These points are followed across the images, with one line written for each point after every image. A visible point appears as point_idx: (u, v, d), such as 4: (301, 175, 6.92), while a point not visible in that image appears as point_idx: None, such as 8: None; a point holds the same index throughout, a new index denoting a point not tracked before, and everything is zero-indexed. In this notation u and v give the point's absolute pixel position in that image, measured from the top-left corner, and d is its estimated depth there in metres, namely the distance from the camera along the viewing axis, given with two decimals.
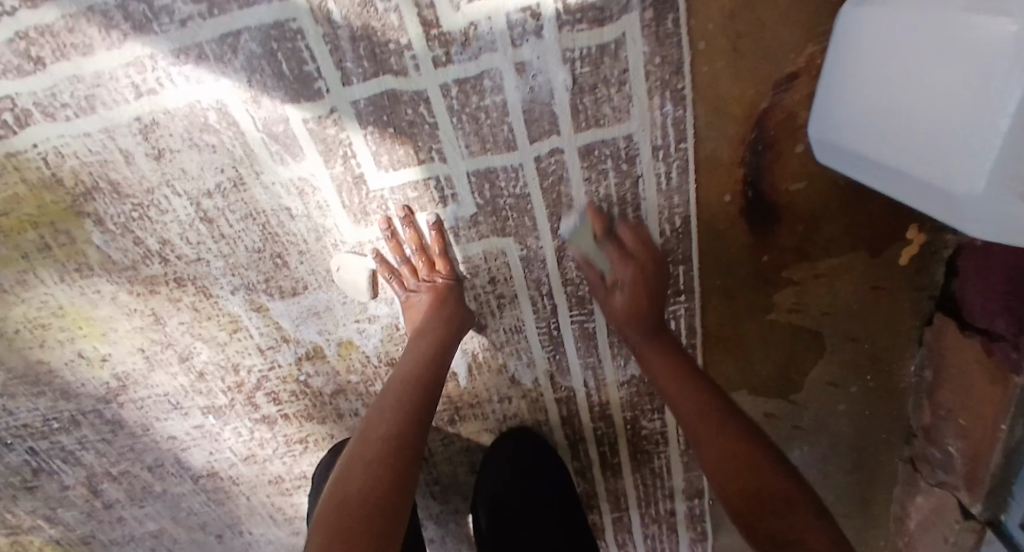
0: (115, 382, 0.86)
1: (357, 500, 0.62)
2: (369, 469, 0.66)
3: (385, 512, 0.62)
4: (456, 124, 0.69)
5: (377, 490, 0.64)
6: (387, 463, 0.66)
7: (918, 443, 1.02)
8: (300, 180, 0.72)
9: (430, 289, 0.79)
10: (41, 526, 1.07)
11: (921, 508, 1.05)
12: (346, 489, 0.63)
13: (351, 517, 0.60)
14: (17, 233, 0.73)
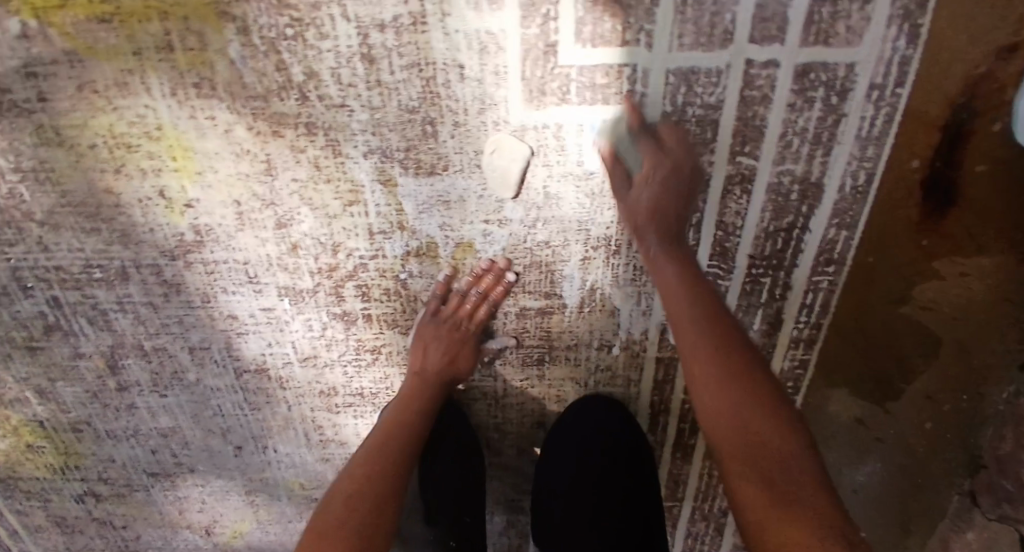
0: (191, 236, 0.74)
1: (359, 498, 0.67)
2: (366, 491, 0.68)
3: (378, 498, 0.67)
4: (681, 7, 0.61)
5: (371, 476, 0.70)
6: (391, 429, 0.76)
7: (985, 476, 0.94)
8: (488, 35, 0.63)
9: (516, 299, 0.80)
10: (28, 402, 0.90)
11: (969, 545, 0.97)
12: (347, 477, 0.70)
13: (352, 488, 0.68)
14: (137, 20, 0.60)
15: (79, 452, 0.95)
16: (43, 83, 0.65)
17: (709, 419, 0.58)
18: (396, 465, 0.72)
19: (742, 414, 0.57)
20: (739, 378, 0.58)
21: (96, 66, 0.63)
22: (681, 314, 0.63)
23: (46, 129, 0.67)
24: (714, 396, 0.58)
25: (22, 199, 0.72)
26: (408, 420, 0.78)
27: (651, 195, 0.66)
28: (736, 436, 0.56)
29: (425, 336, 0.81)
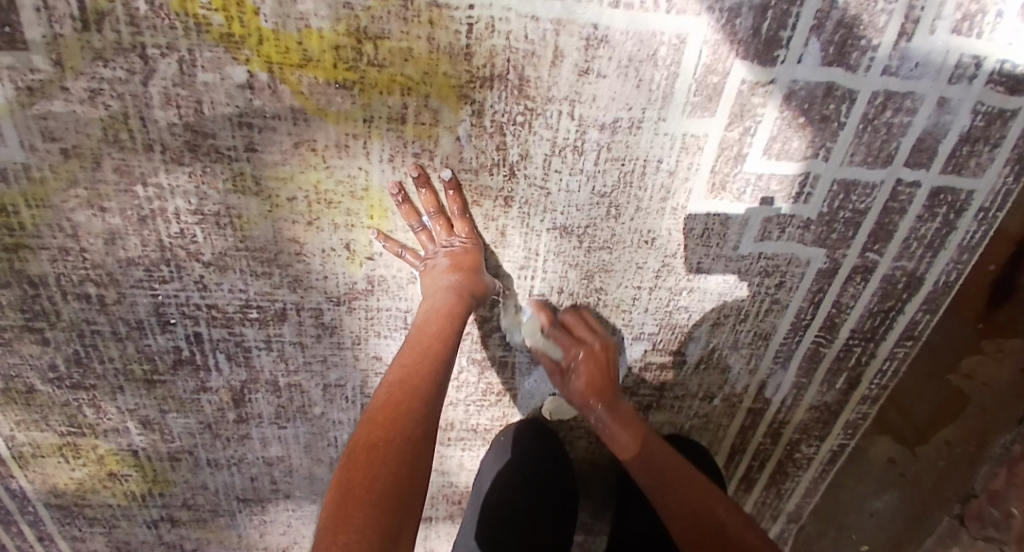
0: (362, 285, 0.75)
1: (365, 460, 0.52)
2: (377, 452, 0.52)
3: (414, 428, 0.55)
4: (857, 132, 0.71)
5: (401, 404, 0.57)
6: (412, 376, 0.60)
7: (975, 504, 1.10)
8: (693, 138, 0.69)
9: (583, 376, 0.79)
10: (127, 431, 0.87)
11: None
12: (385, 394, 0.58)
13: (381, 419, 0.55)
14: (377, 91, 0.61)
15: (169, 479, 0.94)
16: (255, 134, 0.62)
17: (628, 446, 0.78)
18: (426, 395, 0.58)
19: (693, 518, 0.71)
20: (691, 485, 0.74)
21: (321, 127, 0.63)
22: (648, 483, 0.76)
23: (245, 178, 0.65)
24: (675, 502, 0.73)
25: (193, 240, 0.69)
26: (430, 340, 0.64)
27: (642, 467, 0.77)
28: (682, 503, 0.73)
29: (457, 286, 0.68)
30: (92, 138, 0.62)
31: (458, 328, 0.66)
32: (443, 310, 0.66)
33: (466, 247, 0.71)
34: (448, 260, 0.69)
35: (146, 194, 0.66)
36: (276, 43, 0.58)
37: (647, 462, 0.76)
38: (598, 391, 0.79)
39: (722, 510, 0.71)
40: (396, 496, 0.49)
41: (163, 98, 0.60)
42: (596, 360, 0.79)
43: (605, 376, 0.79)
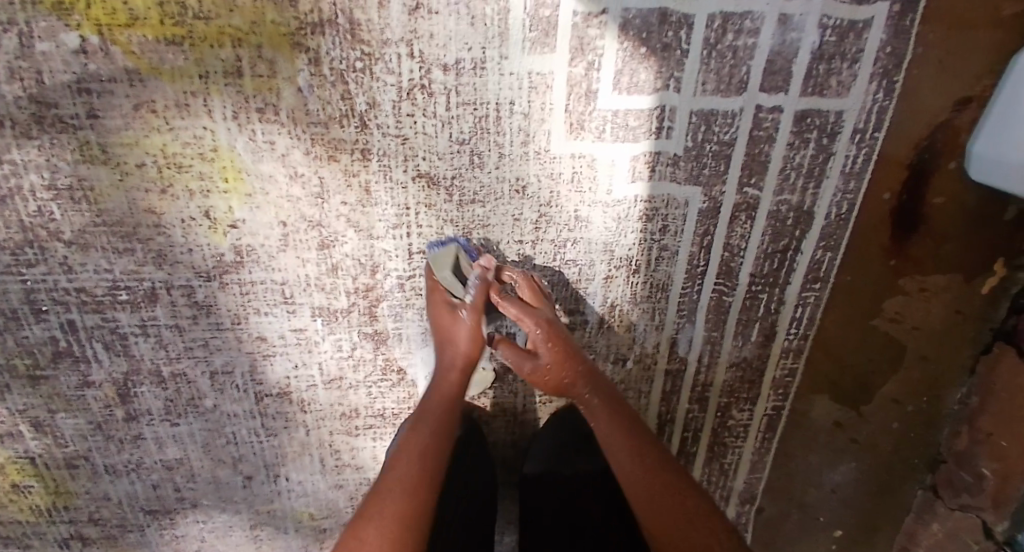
0: (230, 257, 0.75)
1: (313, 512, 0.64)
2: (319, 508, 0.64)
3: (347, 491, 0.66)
4: (704, 58, 0.71)
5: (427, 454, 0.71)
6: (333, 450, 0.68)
7: (945, 469, 1.06)
8: (539, 77, 0.70)
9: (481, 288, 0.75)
10: (21, 436, 0.84)
11: (932, 532, 1.09)
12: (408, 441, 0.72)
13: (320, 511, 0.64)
14: (209, 45, 0.63)
15: (71, 491, 0.90)
16: (94, 100, 0.65)
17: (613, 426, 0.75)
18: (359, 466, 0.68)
19: (674, 521, 0.68)
20: (635, 446, 0.73)
21: (157, 86, 0.65)
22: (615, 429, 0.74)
23: (91, 147, 0.67)
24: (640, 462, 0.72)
25: (52, 217, 0.70)
26: (437, 414, 0.75)
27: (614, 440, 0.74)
28: (670, 488, 0.71)
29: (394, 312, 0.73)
30: None
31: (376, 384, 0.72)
32: (444, 394, 0.76)
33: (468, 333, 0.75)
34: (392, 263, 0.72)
35: (2, 172, 0.67)
36: (102, 5, 0.60)
37: (590, 417, 0.75)
38: (476, 306, 0.75)
39: (699, 521, 0.68)
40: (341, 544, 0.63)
41: (7, 72, 0.62)
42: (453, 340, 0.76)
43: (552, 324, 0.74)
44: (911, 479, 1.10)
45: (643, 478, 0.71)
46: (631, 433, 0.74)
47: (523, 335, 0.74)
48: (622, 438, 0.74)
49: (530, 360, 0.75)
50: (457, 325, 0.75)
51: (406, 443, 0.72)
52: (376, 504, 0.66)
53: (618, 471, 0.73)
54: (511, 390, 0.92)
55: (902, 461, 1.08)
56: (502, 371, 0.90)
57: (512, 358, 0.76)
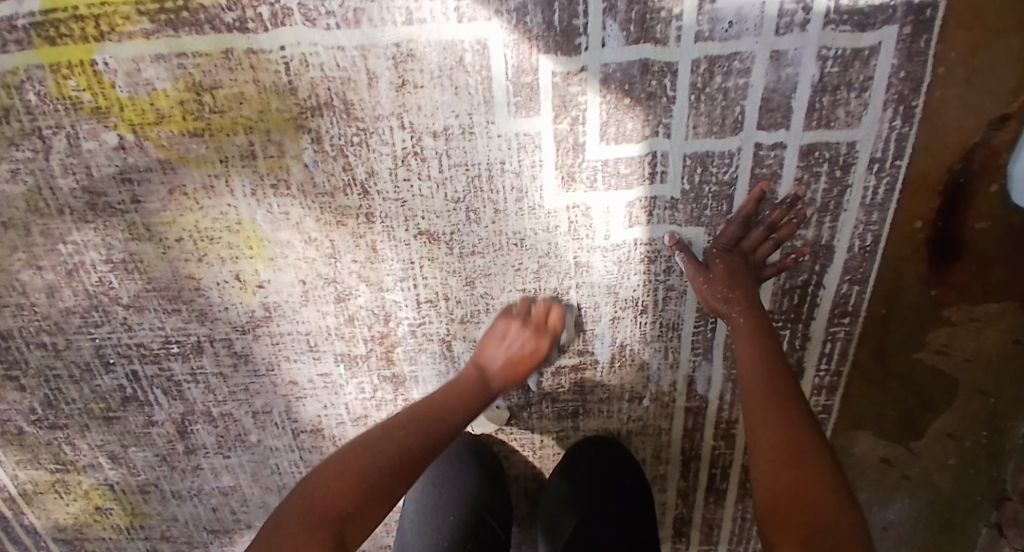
0: (261, 312, 0.82)
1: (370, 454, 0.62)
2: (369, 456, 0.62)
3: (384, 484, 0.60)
4: (693, 103, 0.70)
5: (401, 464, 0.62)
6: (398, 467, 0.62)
7: (1011, 508, 0.96)
8: (527, 137, 0.72)
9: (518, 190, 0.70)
10: (101, 466, 0.97)
11: None
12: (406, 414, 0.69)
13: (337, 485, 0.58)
14: (224, 133, 0.71)
15: (145, 512, 1.03)
16: (136, 187, 0.74)
17: (744, 382, 0.68)
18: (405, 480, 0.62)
19: (817, 503, 0.55)
20: (779, 391, 0.65)
21: (185, 171, 0.73)
22: (753, 342, 0.70)
23: (138, 226, 0.76)
24: (775, 412, 0.63)
25: (110, 286, 0.80)
26: (423, 451, 0.64)
27: (779, 373, 0.66)
28: (819, 477, 0.57)
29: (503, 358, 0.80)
30: (21, 211, 0.76)
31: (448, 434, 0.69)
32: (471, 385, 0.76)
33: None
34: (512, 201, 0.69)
35: (68, 250, 0.78)
36: (133, 107, 0.69)
37: (736, 324, 0.73)
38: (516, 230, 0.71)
39: (834, 514, 0.54)
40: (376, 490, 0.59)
41: (63, 168, 0.73)
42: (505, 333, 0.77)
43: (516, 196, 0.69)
44: (978, 519, 1.00)
45: (755, 410, 0.64)
46: (799, 419, 0.62)
47: (699, 282, 0.76)
48: (784, 398, 0.64)
49: (709, 286, 0.75)
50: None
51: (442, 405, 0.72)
52: (328, 468, 0.60)
53: (750, 406, 0.65)
54: (528, 427, 0.94)
55: (963, 500, 0.99)
56: (517, 409, 0.93)
57: (705, 302, 0.77)
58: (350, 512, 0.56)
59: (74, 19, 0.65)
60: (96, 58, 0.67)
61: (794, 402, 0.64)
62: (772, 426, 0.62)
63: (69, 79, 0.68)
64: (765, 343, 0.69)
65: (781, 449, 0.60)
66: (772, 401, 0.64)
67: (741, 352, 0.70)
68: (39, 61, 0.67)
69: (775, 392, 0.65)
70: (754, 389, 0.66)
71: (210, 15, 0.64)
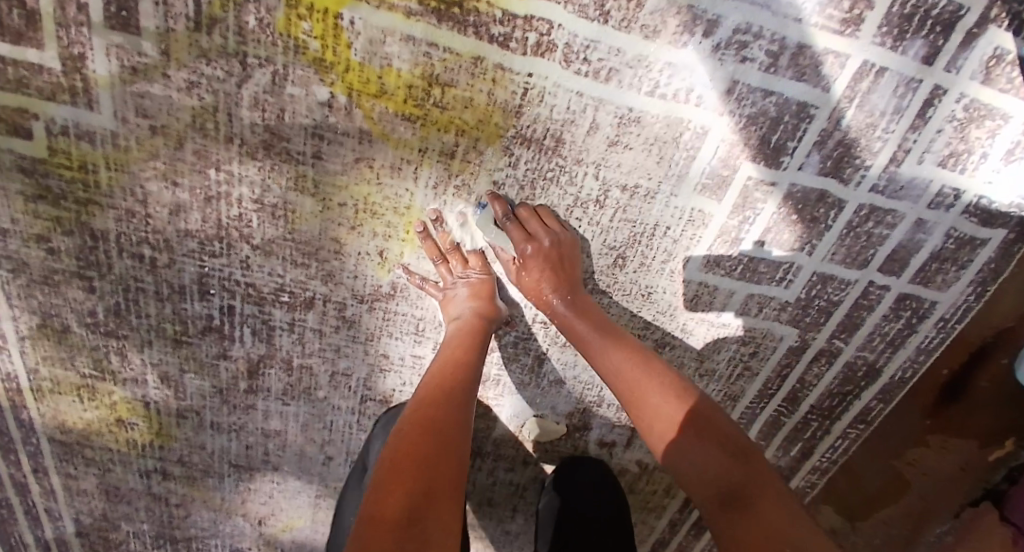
0: (386, 289, 0.84)
1: (423, 425, 0.64)
2: (422, 427, 0.64)
3: (434, 442, 0.62)
4: (842, 236, 0.79)
5: (432, 408, 0.67)
6: (418, 438, 0.62)
7: None
8: (699, 214, 0.78)
9: (467, 284, 0.80)
10: (144, 383, 0.94)
11: None
12: (426, 391, 0.70)
13: (389, 484, 0.57)
14: (435, 129, 0.71)
15: (172, 435, 1.00)
16: (324, 145, 0.71)
17: (698, 427, 0.69)
18: (429, 435, 0.63)
19: (711, 467, 0.67)
20: (627, 367, 0.73)
21: (381, 149, 0.72)
22: (648, 391, 0.72)
23: (307, 180, 0.74)
24: (668, 396, 0.71)
25: (248, 224, 0.78)
26: (411, 439, 0.62)
27: (615, 364, 0.73)
28: (730, 468, 0.67)
29: (461, 341, 0.77)
30: (182, 122, 0.70)
31: (424, 446, 0.61)
32: (443, 391, 0.70)
33: (474, 280, 0.81)
34: (467, 290, 0.80)
35: (218, 178, 0.74)
36: (359, 74, 0.67)
37: (608, 355, 0.74)
38: (472, 298, 0.80)
39: (778, 496, 0.65)
40: (414, 465, 0.59)
41: (253, 101, 0.68)
42: (468, 329, 0.78)
43: (488, 299, 0.81)
44: None
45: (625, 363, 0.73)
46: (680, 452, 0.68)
47: (614, 112, 0.67)
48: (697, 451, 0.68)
49: (535, 278, 0.78)
50: (473, 328, 0.78)
51: (420, 416, 0.66)
52: (414, 434, 0.63)
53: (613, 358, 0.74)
54: (572, 443, 1.04)
55: None
56: (571, 428, 1.01)
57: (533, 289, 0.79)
58: (398, 499, 0.55)
59: None
60: (345, 14, 0.63)
61: (696, 417, 0.70)
62: (664, 430, 0.70)
63: (304, 22, 0.63)
64: (570, 313, 0.78)
65: (728, 515, 0.64)
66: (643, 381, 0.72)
67: (608, 362, 0.74)
68: None
69: (680, 434, 0.69)
70: (617, 368, 0.73)
71: (480, 21, 0.64)
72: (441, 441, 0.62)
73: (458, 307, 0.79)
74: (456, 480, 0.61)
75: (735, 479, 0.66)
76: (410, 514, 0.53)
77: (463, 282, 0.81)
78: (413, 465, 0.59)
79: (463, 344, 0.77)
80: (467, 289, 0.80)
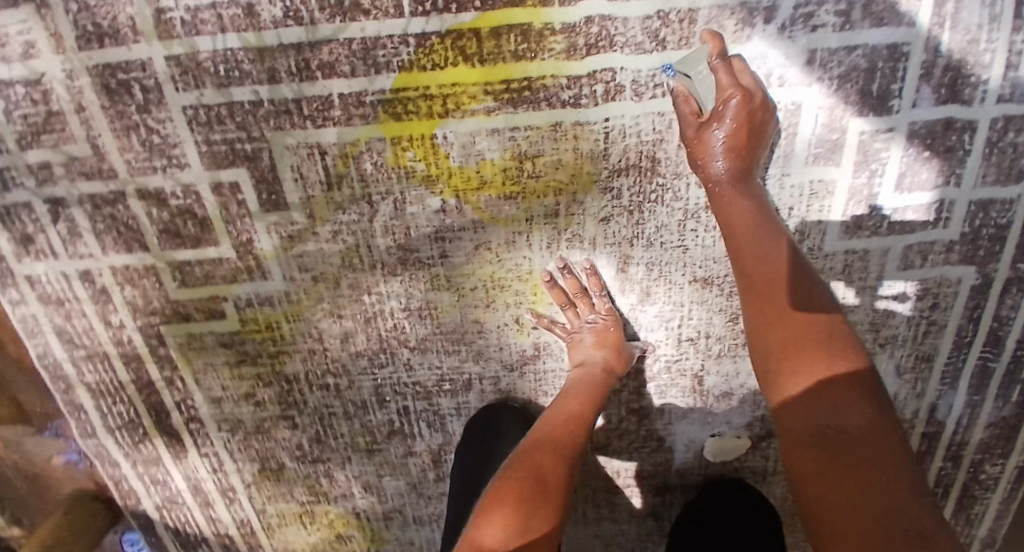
0: (531, 351, 0.90)
1: (542, 469, 0.69)
2: (531, 468, 0.69)
3: (544, 482, 0.68)
4: (985, 156, 0.74)
5: (549, 451, 0.72)
6: (524, 473, 0.69)
7: None
8: (819, 183, 0.76)
9: (594, 331, 0.84)
10: (352, 496, 1.05)
11: None
12: (545, 431, 0.76)
13: (491, 509, 0.65)
14: (537, 196, 0.78)
15: (384, 537, 1.10)
16: (447, 244, 0.81)
17: (761, 262, 0.64)
18: (539, 476, 0.69)
19: (830, 417, 0.54)
20: (761, 228, 0.65)
21: (495, 229, 0.80)
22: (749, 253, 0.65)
23: (440, 278, 0.84)
24: (754, 260, 0.64)
25: (403, 330, 0.88)
26: (519, 477, 0.68)
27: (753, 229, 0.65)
28: (861, 429, 0.53)
29: (587, 392, 0.81)
30: (334, 266, 0.83)
31: (535, 489, 0.67)
32: (556, 434, 0.75)
33: (597, 324, 0.84)
34: (594, 336, 0.84)
35: (371, 300, 0.86)
36: (460, 175, 0.76)
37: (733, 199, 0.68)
38: (596, 342, 0.83)
39: (885, 470, 0.50)
40: (526, 501, 0.65)
41: (384, 230, 0.80)
42: (589, 381, 0.82)
43: (613, 340, 0.84)
44: None
45: (754, 299, 0.63)
46: (801, 387, 0.57)
47: (720, 76, 0.67)
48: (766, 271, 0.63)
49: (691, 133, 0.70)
50: (600, 374, 0.82)
51: (532, 455, 0.71)
52: (524, 471, 0.69)
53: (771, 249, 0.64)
54: (761, 453, 0.99)
55: None
56: (755, 439, 0.98)
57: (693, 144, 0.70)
58: (504, 525, 0.63)
59: (423, 97, 0.71)
60: (438, 133, 0.73)
61: (815, 326, 0.59)
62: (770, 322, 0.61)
63: (407, 151, 0.75)
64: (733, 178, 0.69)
65: (810, 451, 0.54)
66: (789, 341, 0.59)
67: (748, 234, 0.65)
68: (381, 133, 0.73)
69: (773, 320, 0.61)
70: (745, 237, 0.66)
71: (549, 93, 0.71)
72: (546, 480, 0.68)
73: (585, 353, 0.83)
74: (553, 517, 0.66)
75: (862, 428, 0.53)
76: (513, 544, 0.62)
77: (585, 327, 0.85)
78: (522, 498, 0.65)
79: (584, 394, 0.81)
80: (591, 333, 0.84)
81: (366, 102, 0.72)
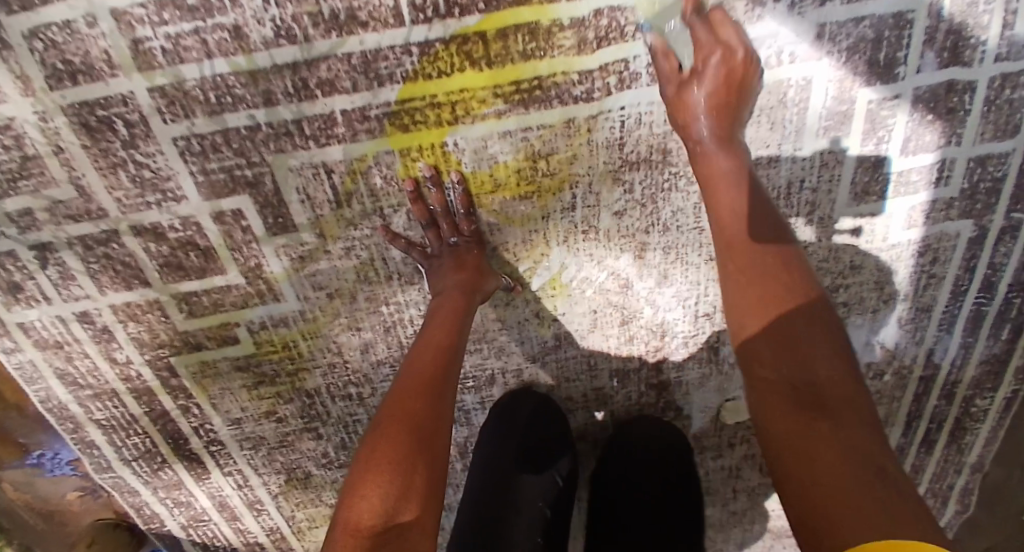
0: (553, 341, 0.92)
1: (411, 402, 0.60)
2: (414, 405, 0.60)
3: (427, 424, 0.58)
4: (984, 114, 0.75)
5: (420, 386, 0.62)
6: (406, 410, 0.59)
7: None
8: (829, 154, 0.77)
9: None
10: None
11: None
12: (418, 361, 0.66)
13: (375, 450, 0.56)
14: (552, 194, 0.77)
15: None
16: None
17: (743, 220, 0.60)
18: (412, 414, 0.59)
19: (795, 371, 0.50)
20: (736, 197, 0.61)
21: (510, 230, 0.80)
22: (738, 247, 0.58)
23: None
24: (740, 207, 0.60)
25: None
26: (397, 414, 0.59)
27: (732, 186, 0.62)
28: (788, 420, 0.48)
29: None
30: (350, 281, 0.81)
31: (424, 433, 0.58)
32: (441, 365, 0.65)
33: None
34: None
35: (389, 311, 0.85)
36: (475, 180, 0.74)
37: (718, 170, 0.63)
38: None
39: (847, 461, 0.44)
40: (403, 435, 0.57)
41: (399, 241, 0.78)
42: None
43: None
44: None
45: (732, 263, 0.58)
46: (753, 338, 0.53)
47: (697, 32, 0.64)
48: (760, 257, 0.57)
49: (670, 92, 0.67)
50: None
51: (408, 387, 0.62)
52: (403, 405, 0.60)
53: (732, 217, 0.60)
54: None
55: None
56: None
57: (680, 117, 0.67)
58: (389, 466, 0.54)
59: (431, 106, 0.68)
60: (448, 140, 0.71)
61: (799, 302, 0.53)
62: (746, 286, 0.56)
63: (418, 161, 0.72)
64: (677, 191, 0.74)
65: (787, 400, 0.48)
66: (767, 307, 0.53)
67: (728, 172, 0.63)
68: (389, 146, 0.70)
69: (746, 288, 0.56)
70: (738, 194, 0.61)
71: (561, 90, 0.69)
72: (428, 422, 0.59)
73: None
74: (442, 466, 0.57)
75: (851, 445, 0.44)
76: (408, 496, 0.53)
77: None
78: (400, 438, 0.56)
79: None
80: None
81: (371, 116, 0.68)
